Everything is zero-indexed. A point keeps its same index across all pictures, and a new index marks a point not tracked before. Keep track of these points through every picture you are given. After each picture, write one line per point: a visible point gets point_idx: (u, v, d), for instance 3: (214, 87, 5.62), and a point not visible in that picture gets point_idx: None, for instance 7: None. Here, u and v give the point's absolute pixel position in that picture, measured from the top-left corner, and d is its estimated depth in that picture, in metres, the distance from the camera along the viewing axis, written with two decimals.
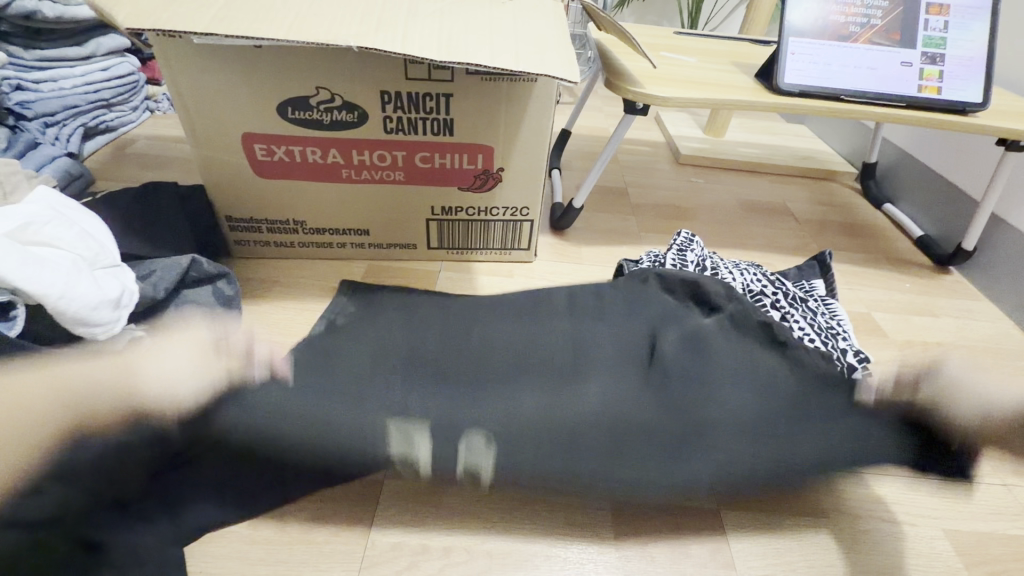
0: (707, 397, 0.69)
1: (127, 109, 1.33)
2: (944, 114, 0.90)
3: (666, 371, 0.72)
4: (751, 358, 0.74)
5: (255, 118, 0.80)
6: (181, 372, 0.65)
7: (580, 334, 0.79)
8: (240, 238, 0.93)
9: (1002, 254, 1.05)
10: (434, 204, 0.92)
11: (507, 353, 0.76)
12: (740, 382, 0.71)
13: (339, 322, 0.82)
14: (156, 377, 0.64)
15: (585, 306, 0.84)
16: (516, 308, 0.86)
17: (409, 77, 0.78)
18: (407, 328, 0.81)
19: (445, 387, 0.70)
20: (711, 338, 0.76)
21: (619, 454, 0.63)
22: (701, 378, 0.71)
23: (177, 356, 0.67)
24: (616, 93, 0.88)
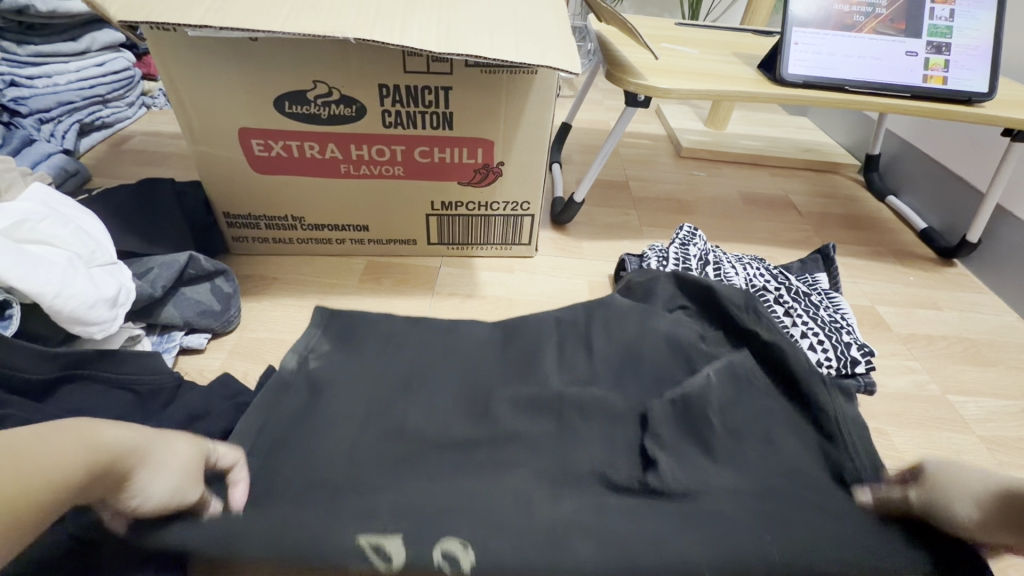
0: (720, 488, 0.59)
1: (123, 105, 1.32)
2: (950, 104, 0.88)
3: (676, 462, 0.62)
4: (766, 445, 0.64)
5: (250, 112, 0.79)
6: (178, 473, 0.44)
7: (568, 419, 0.67)
8: (238, 234, 0.93)
9: (1008, 245, 1.04)
10: (434, 198, 0.91)
11: (482, 442, 0.64)
12: (761, 479, 0.61)
13: (277, 382, 0.68)
14: (153, 468, 0.42)
15: (575, 394, 0.69)
16: (495, 369, 0.75)
17: (408, 70, 0.77)
18: (379, 370, 0.72)
19: (423, 474, 0.61)
20: (717, 429, 0.65)
21: (634, 548, 0.49)
22: (716, 479, 0.60)
23: (180, 455, 0.45)
24: (618, 86, 0.87)
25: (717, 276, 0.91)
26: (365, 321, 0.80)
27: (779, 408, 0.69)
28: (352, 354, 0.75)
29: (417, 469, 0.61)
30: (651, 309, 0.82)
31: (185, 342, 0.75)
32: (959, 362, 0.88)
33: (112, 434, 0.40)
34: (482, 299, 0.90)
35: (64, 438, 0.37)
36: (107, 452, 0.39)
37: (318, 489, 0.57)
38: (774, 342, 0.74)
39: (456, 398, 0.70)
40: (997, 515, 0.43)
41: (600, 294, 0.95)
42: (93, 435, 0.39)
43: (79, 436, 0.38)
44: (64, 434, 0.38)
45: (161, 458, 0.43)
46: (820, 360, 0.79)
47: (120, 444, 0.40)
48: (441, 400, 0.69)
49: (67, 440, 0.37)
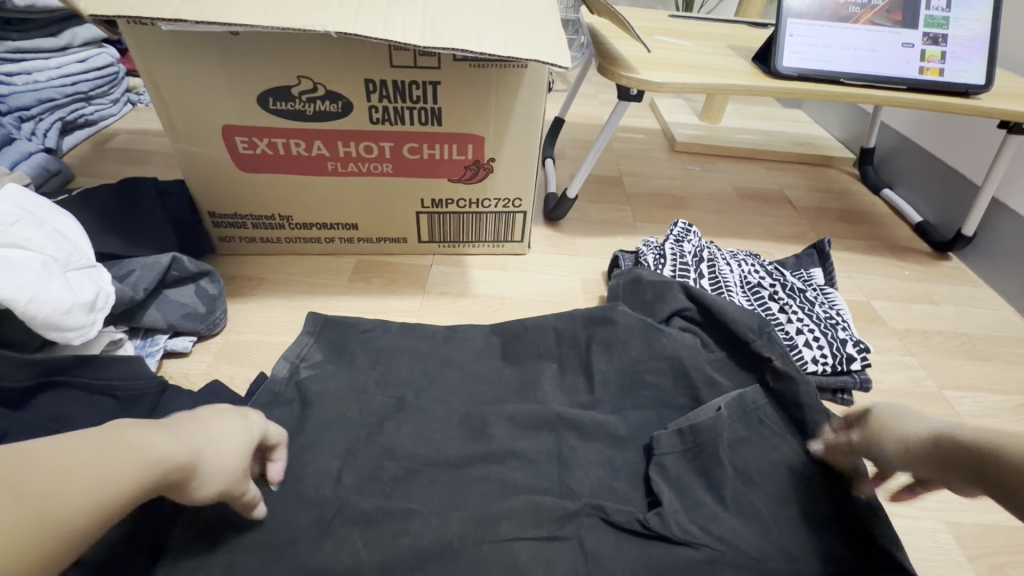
0: (726, 536, 0.57)
1: (107, 102, 1.29)
2: (945, 97, 0.87)
3: (680, 504, 0.60)
4: (773, 489, 0.61)
5: (233, 109, 0.77)
6: (223, 472, 0.45)
7: (565, 440, 0.67)
8: (225, 234, 0.91)
9: (1002, 239, 1.03)
10: (423, 196, 0.89)
11: (476, 459, 0.64)
12: (767, 527, 0.59)
13: (265, 396, 0.67)
14: (199, 469, 0.43)
15: (575, 415, 0.69)
16: (493, 383, 0.73)
17: (394, 65, 0.75)
18: (368, 384, 0.71)
19: (410, 515, 0.58)
20: (725, 471, 0.62)
21: None
22: (720, 521, 0.58)
23: (224, 449, 0.46)
24: (611, 79, 0.85)
25: (713, 272, 0.90)
26: (355, 331, 0.78)
27: (782, 433, 0.66)
28: (342, 364, 0.74)
29: (407, 510, 0.58)
30: (656, 325, 0.77)
31: (169, 345, 0.73)
32: (954, 357, 0.87)
33: (155, 443, 0.40)
34: (474, 299, 0.89)
35: (100, 453, 0.36)
36: (148, 467, 0.38)
37: (304, 534, 0.56)
38: (769, 351, 0.72)
39: (450, 419, 0.68)
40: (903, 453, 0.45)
41: (594, 291, 0.94)
42: (130, 450, 0.38)
43: (120, 450, 0.37)
44: (98, 448, 0.36)
45: (207, 458, 0.44)
46: (816, 358, 0.78)
47: (162, 453, 0.40)
48: (431, 415, 0.68)
49: (106, 458, 0.36)
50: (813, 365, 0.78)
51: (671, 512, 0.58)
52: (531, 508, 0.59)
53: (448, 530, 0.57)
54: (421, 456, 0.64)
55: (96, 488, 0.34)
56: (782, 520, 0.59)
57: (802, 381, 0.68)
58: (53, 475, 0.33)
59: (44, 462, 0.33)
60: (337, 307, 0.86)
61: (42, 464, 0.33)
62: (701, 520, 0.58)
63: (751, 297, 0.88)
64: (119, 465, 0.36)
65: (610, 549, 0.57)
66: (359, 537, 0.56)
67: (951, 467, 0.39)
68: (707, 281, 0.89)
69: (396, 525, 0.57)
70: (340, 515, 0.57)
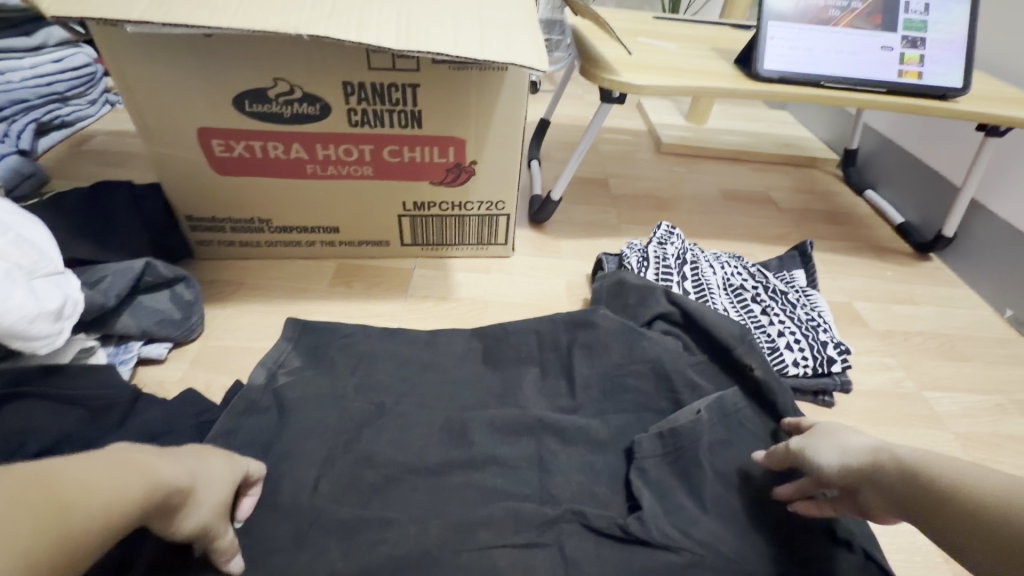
0: (706, 541, 0.57)
1: (84, 102, 1.26)
2: (923, 100, 0.88)
3: (660, 508, 0.59)
4: (753, 492, 0.61)
5: (209, 112, 0.75)
6: (211, 506, 0.46)
7: (546, 445, 0.66)
8: (202, 238, 0.89)
9: (981, 240, 1.04)
10: (405, 199, 0.89)
11: (456, 465, 0.63)
12: (747, 530, 0.58)
13: (241, 403, 0.66)
14: (194, 496, 0.44)
15: (555, 420, 0.68)
16: (474, 389, 0.73)
17: (373, 67, 0.74)
18: (346, 392, 0.70)
19: (388, 524, 0.57)
20: (705, 476, 0.62)
21: None
22: (701, 524, 0.58)
23: (215, 484, 0.47)
24: (593, 82, 0.85)
25: (695, 275, 0.90)
26: (335, 336, 0.77)
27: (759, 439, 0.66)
28: (320, 371, 0.73)
29: (385, 518, 0.57)
30: (638, 329, 0.77)
31: (143, 353, 0.72)
32: (934, 357, 0.88)
33: (163, 467, 0.41)
34: (456, 303, 0.89)
35: (119, 473, 0.37)
36: (158, 491, 0.39)
37: (279, 545, 0.55)
38: (750, 358, 0.73)
39: (430, 426, 0.67)
40: (891, 494, 0.47)
41: (578, 294, 0.93)
42: (143, 469, 0.39)
43: (137, 468, 0.39)
44: (116, 465, 0.38)
45: (201, 488, 0.45)
46: (797, 361, 0.79)
47: (169, 476, 0.41)
48: (410, 422, 0.68)
49: (125, 474, 0.37)
50: (794, 368, 0.78)
51: (651, 516, 0.58)
52: (512, 515, 0.58)
53: (425, 538, 0.56)
54: (400, 462, 0.63)
55: (115, 501, 0.36)
56: (761, 525, 0.59)
57: (780, 390, 0.70)
58: (81, 484, 0.34)
59: (74, 471, 0.35)
60: (317, 312, 0.85)
61: (69, 473, 0.35)
62: (682, 525, 0.58)
63: (733, 299, 0.88)
64: (134, 481, 0.38)
65: (590, 556, 0.56)
66: (337, 546, 0.55)
67: (899, 498, 0.46)
68: (689, 284, 0.88)
69: (374, 535, 0.56)
70: (314, 526, 0.56)
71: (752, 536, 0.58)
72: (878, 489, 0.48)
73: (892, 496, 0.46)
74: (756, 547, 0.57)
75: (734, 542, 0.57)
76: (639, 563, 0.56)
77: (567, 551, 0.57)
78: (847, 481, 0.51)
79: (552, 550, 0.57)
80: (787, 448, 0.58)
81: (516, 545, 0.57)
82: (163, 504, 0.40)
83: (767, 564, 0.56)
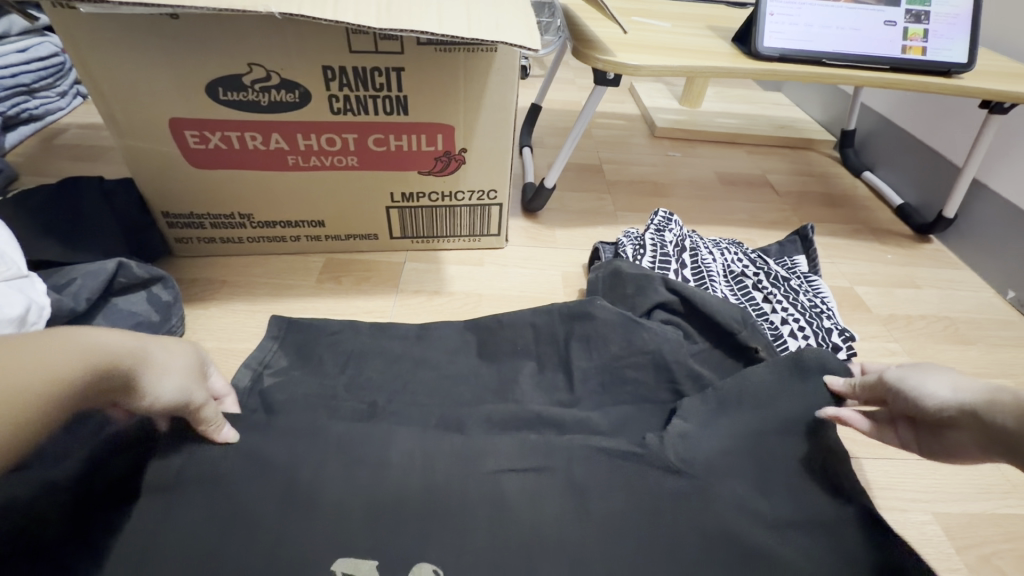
0: (716, 501, 0.55)
1: (54, 95, 1.21)
2: (928, 76, 0.85)
3: (682, 445, 0.59)
4: (777, 451, 0.58)
5: (179, 101, 0.71)
6: (176, 375, 0.46)
7: (545, 440, 0.64)
8: (181, 235, 0.85)
9: (983, 220, 1.03)
10: (393, 190, 0.85)
11: None
12: (766, 482, 0.57)
13: None
14: (149, 371, 0.43)
15: (555, 414, 0.66)
16: (470, 385, 0.70)
17: (353, 50, 0.70)
18: (335, 393, 0.67)
19: None
20: (741, 409, 0.62)
21: None
22: (718, 454, 0.58)
23: (175, 359, 0.47)
24: (585, 63, 0.81)
25: (695, 262, 0.87)
26: (322, 334, 0.74)
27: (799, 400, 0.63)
28: (308, 371, 0.69)
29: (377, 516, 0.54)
30: (637, 319, 0.74)
31: None
32: (938, 342, 0.86)
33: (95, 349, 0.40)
34: (449, 296, 0.85)
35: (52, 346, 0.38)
36: (101, 356, 0.39)
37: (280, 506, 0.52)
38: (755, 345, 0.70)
39: (425, 424, 0.64)
40: (987, 434, 0.43)
41: (575, 285, 0.91)
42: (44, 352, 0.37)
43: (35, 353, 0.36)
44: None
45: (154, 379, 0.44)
46: (801, 349, 0.76)
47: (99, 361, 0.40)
48: (404, 421, 0.65)
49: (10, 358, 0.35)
50: None
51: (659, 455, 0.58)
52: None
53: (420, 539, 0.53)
54: None
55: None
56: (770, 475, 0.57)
57: None
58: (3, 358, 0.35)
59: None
60: (303, 309, 0.81)
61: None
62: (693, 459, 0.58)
63: (734, 286, 0.86)
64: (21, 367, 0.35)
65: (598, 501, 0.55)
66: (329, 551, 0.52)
67: (998, 438, 0.42)
68: (688, 271, 0.86)
69: None
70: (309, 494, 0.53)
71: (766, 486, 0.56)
72: (977, 430, 0.44)
73: (994, 434, 0.42)
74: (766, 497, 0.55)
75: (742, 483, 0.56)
76: (637, 501, 0.55)
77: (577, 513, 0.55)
78: (946, 417, 0.47)
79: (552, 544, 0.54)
80: (885, 377, 0.54)
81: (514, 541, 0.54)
82: (95, 386, 0.39)
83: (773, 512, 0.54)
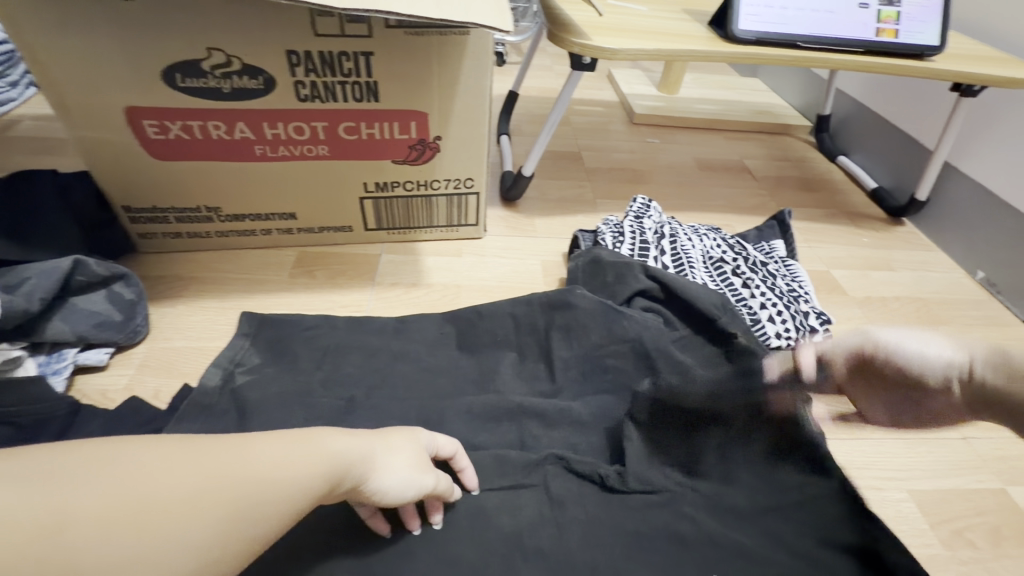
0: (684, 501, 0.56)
1: (4, 84, 1.15)
2: (900, 59, 0.86)
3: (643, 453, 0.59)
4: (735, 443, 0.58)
5: (135, 89, 0.68)
6: (403, 472, 0.45)
7: (527, 429, 0.63)
8: (145, 230, 0.82)
9: (953, 202, 1.05)
10: (367, 179, 0.82)
11: None
12: (729, 475, 0.57)
13: (192, 407, 0.60)
14: (378, 476, 0.43)
15: (537, 404, 0.65)
16: (450, 377, 0.69)
17: (319, 34, 0.67)
18: (310, 391, 0.65)
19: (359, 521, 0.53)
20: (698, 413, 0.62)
21: None
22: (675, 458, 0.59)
23: (399, 455, 0.46)
24: (561, 47, 0.80)
25: (675, 248, 0.87)
26: (297, 330, 0.72)
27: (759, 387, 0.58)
28: (283, 368, 0.67)
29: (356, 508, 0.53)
30: (616, 307, 0.73)
31: (80, 360, 0.65)
32: (912, 322, 0.88)
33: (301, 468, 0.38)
34: (428, 288, 0.84)
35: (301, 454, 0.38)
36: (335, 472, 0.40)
37: None
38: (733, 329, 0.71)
39: (404, 418, 0.63)
40: None
41: (555, 274, 0.90)
42: (260, 463, 0.36)
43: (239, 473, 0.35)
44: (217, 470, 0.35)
45: (365, 475, 0.42)
46: (780, 333, 0.77)
47: (309, 486, 0.38)
48: (382, 417, 0.63)
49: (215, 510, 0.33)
50: (777, 340, 0.77)
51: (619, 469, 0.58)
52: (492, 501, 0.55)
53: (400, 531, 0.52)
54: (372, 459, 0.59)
55: (204, 541, 0.32)
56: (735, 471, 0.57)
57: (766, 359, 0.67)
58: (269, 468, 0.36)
59: (149, 486, 0.32)
60: (277, 304, 0.79)
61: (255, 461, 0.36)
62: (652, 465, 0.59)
63: (713, 272, 0.86)
64: (246, 500, 0.34)
65: (571, 505, 0.56)
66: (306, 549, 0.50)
67: None
68: (668, 258, 0.85)
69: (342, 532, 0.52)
70: None
71: (735, 484, 0.57)
72: None
73: None
74: (735, 496, 0.56)
75: (713, 487, 0.57)
76: (612, 510, 0.56)
77: (548, 513, 0.55)
78: None
79: (535, 533, 0.53)
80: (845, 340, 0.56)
81: (495, 534, 0.53)
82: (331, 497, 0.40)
83: (746, 509, 0.56)
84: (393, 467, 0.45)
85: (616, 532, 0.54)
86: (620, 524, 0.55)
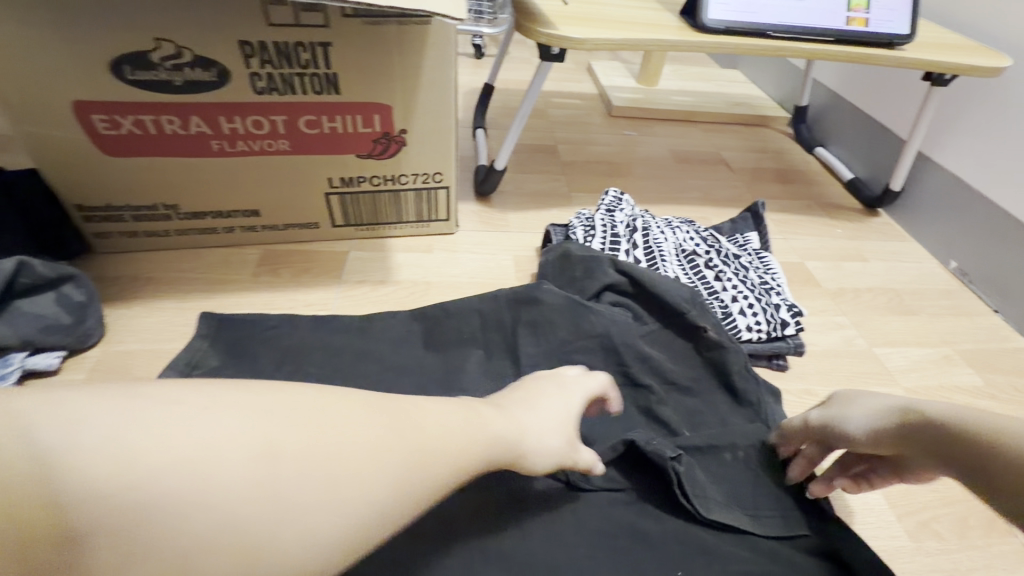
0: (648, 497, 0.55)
1: None
2: (871, 48, 0.85)
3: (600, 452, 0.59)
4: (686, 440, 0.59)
5: (81, 81, 0.65)
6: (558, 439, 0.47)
7: None
8: (100, 230, 0.79)
9: (927, 192, 1.05)
10: (331, 174, 0.80)
11: None
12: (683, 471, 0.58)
13: None
14: (536, 449, 0.45)
15: None
16: (415, 376, 0.67)
17: (272, 24, 0.65)
18: None
19: None
20: (670, 411, 0.64)
21: None
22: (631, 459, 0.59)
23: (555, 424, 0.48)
24: (527, 37, 0.78)
25: (646, 242, 0.86)
26: (257, 330, 0.70)
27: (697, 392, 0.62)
28: (241, 369, 0.65)
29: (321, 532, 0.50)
30: (584, 302, 0.72)
31: (28, 365, 0.62)
32: (884, 313, 0.88)
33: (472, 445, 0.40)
34: (396, 286, 0.82)
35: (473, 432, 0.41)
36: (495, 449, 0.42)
37: None
38: (702, 322, 0.70)
39: None
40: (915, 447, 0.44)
41: (526, 269, 0.88)
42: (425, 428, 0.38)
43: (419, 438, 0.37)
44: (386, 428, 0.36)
45: (524, 447, 0.45)
46: (750, 326, 0.76)
47: (460, 446, 0.39)
48: None
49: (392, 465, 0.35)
50: (748, 333, 0.76)
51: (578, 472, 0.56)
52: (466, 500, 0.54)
53: None
54: None
55: (362, 497, 0.33)
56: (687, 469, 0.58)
57: (734, 353, 0.67)
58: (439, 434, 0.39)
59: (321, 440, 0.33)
60: (239, 303, 0.77)
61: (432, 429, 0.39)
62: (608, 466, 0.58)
63: (685, 265, 0.85)
64: (416, 452, 0.36)
65: (532, 505, 0.54)
66: None
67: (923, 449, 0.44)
68: (640, 251, 0.84)
69: None
70: None
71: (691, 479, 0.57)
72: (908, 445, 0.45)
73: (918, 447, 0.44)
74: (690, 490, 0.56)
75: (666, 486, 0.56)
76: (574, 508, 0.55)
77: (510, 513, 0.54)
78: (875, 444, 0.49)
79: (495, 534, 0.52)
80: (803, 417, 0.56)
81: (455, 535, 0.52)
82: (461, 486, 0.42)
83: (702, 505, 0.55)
84: (546, 433, 0.47)
85: (578, 531, 0.53)
86: (581, 523, 0.54)
